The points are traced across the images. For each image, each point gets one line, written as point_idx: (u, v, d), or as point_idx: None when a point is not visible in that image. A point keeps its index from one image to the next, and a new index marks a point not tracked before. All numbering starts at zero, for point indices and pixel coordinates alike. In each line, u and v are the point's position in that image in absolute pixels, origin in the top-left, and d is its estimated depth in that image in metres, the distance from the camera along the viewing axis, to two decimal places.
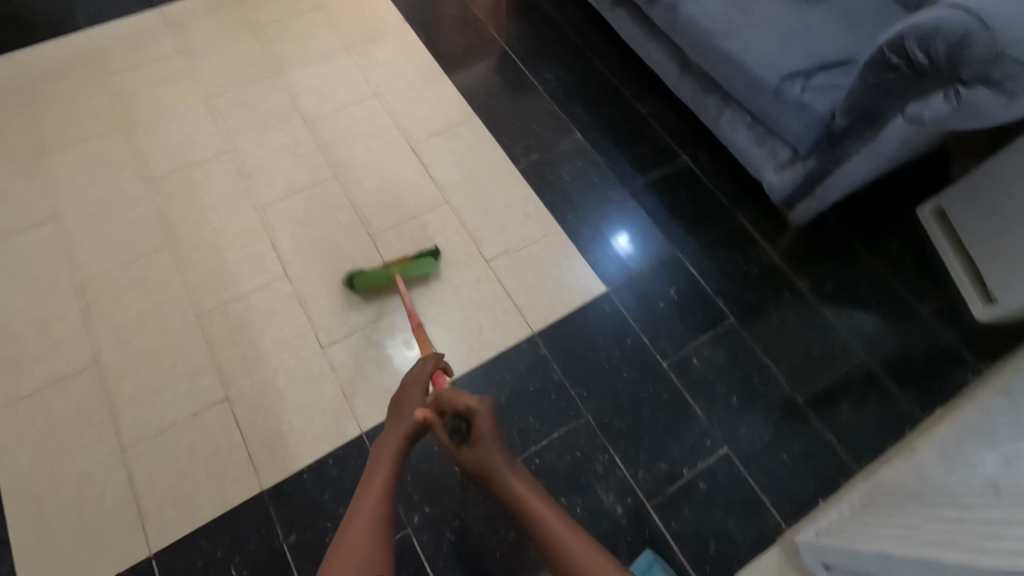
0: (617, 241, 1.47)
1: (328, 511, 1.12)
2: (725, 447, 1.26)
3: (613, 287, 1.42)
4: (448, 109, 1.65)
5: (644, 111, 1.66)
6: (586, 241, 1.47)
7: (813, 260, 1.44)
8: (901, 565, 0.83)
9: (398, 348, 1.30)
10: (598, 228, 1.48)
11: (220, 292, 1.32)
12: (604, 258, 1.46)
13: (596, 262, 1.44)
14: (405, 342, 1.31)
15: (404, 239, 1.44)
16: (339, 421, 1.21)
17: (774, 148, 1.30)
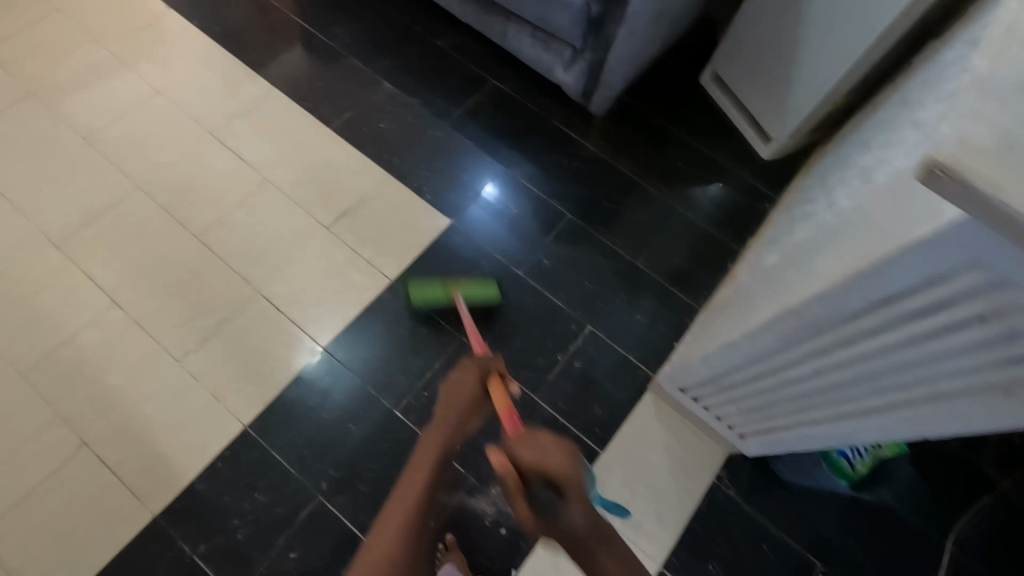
0: (482, 192, 1.51)
1: (230, 510, 1.13)
2: (588, 325, 1.38)
3: (480, 230, 1.46)
4: (242, 88, 1.58)
5: (442, 44, 1.69)
6: (446, 195, 1.50)
7: (626, 142, 1.60)
8: (715, 356, 0.97)
9: (305, 363, 1.27)
10: (462, 186, 1.50)
11: (42, 343, 1.23)
12: (472, 207, 1.49)
13: (468, 217, 1.47)
14: (308, 351, 1.29)
15: (231, 229, 1.39)
16: (216, 424, 1.20)
17: (557, 50, 1.41)
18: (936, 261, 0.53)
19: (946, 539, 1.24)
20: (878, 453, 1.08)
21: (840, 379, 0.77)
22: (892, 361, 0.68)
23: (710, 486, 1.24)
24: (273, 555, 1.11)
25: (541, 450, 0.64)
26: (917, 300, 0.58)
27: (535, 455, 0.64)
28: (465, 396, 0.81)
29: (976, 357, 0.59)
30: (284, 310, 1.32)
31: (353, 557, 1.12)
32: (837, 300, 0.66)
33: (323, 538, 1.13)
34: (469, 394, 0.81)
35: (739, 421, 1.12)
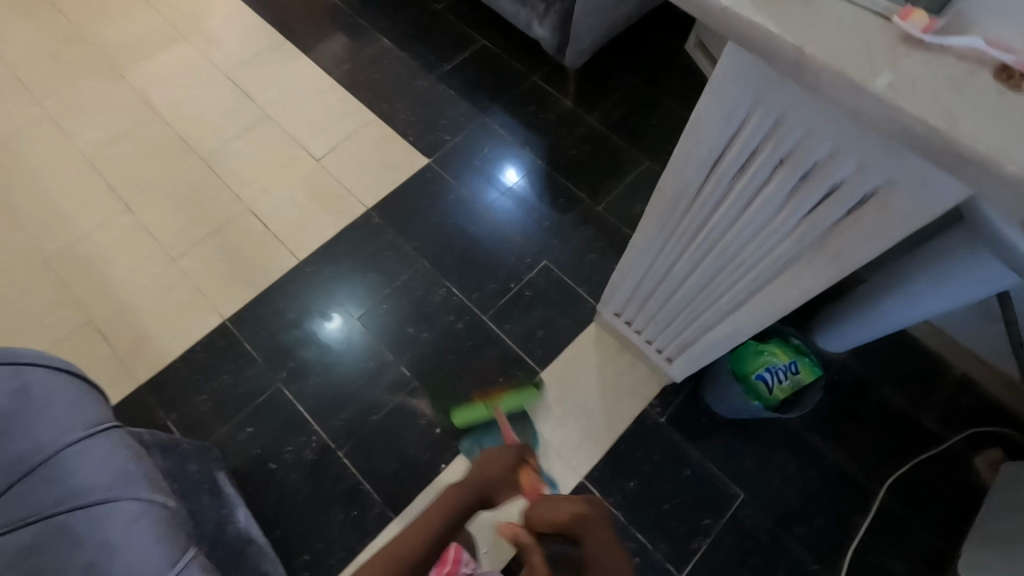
0: (503, 177, 1.56)
1: (200, 386, 1.29)
2: (542, 260, 1.46)
3: (496, 217, 1.51)
4: (258, 39, 1.77)
5: (439, 8, 1.82)
6: (466, 191, 1.54)
7: (600, 97, 1.67)
8: (626, 263, 1.02)
9: (318, 325, 1.36)
10: (485, 172, 1.57)
11: (64, 238, 1.44)
12: (490, 189, 1.55)
13: (484, 198, 1.53)
14: (321, 316, 1.38)
15: (232, 157, 1.56)
16: (198, 315, 1.36)
17: (533, 5, 1.51)
18: (731, 105, 0.60)
19: (879, 487, 1.23)
20: (798, 379, 1.11)
21: (710, 266, 0.83)
22: (737, 234, 0.73)
23: (641, 411, 1.29)
24: (232, 426, 1.25)
25: (553, 509, 0.72)
26: (732, 156, 0.64)
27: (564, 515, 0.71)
28: (500, 470, 0.81)
29: (788, 209, 0.64)
30: (268, 226, 1.48)
31: (300, 437, 1.25)
32: (682, 172, 0.72)
33: (276, 418, 1.27)
34: (503, 477, 0.81)
35: (662, 341, 1.17)
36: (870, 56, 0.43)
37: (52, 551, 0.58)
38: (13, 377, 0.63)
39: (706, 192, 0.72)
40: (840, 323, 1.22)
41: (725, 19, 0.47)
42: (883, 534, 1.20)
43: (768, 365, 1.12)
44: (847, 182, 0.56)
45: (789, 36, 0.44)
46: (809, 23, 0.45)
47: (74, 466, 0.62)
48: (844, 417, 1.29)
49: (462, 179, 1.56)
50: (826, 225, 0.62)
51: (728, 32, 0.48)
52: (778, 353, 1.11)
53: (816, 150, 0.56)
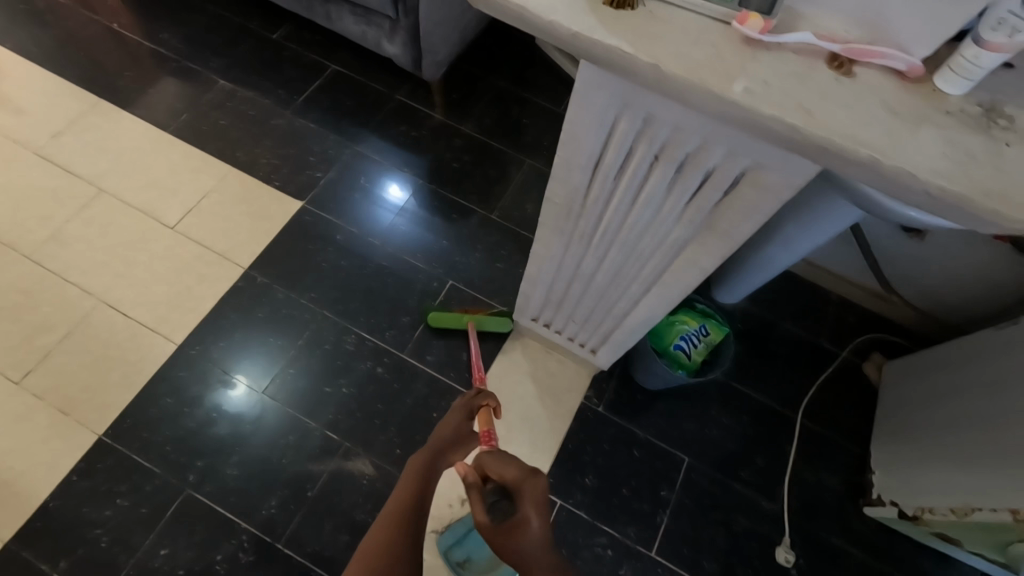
0: (390, 195, 1.51)
1: (91, 520, 1.10)
2: (449, 281, 1.42)
3: (394, 241, 1.45)
4: (66, 103, 1.52)
5: (278, 38, 1.69)
6: (351, 229, 1.45)
7: (467, 105, 1.65)
8: (532, 273, 1.02)
9: (224, 395, 1.23)
10: (372, 190, 1.50)
11: None
12: (377, 209, 1.48)
13: (375, 219, 1.47)
14: (224, 380, 1.25)
15: (66, 246, 1.34)
16: (68, 438, 1.16)
17: (378, 23, 1.45)
18: (599, 113, 0.60)
19: (796, 413, 1.36)
20: (710, 340, 1.17)
21: (614, 261, 0.84)
22: (632, 229, 0.75)
23: (580, 406, 1.31)
24: (142, 554, 1.09)
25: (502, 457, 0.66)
26: (611, 159, 0.65)
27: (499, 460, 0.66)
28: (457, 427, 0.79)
29: (673, 200, 0.66)
30: (133, 314, 1.29)
31: (229, 540, 1.12)
32: (567, 181, 0.72)
33: (196, 527, 1.12)
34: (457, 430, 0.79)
35: (584, 336, 1.19)
36: (711, 62, 0.48)
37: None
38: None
39: (594, 195, 0.72)
40: (733, 276, 1.31)
41: (579, 41, 0.49)
42: (809, 453, 1.32)
43: (682, 334, 1.17)
44: (719, 167, 0.59)
45: (639, 52, 0.48)
46: (652, 35, 0.49)
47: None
48: (755, 358, 1.40)
49: (350, 202, 1.48)
50: (710, 208, 0.65)
51: (581, 53, 0.51)
52: (688, 321, 1.17)
53: (686, 145, 0.58)
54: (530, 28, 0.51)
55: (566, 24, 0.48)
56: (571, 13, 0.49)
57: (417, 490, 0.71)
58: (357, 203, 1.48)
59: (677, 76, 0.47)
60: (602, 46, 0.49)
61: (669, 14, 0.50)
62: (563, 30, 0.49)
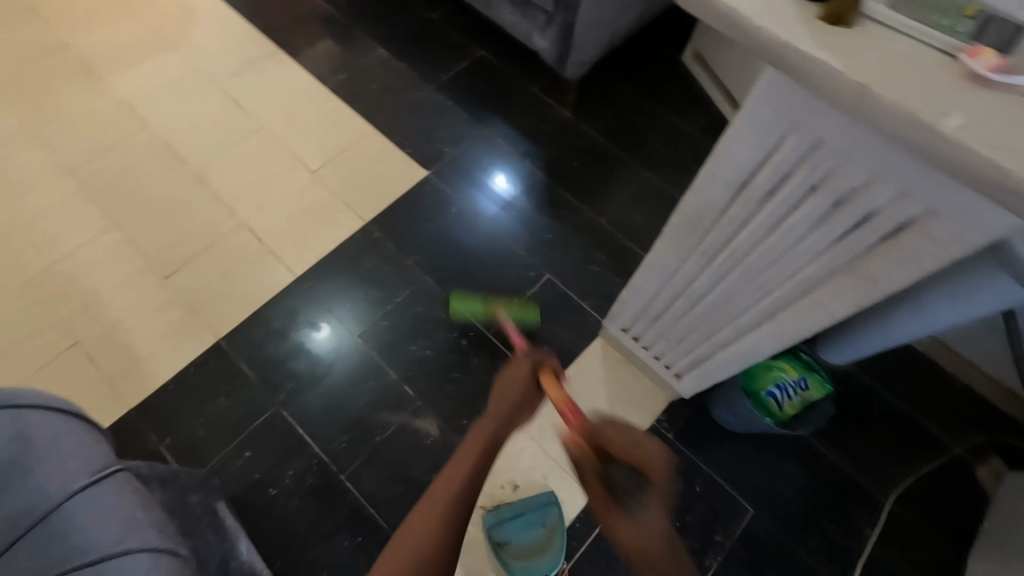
0: (495, 184, 1.55)
1: (195, 410, 1.24)
2: (545, 274, 1.44)
3: (495, 228, 1.49)
4: (248, 48, 1.72)
5: (436, 17, 1.80)
6: (462, 205, 1.51)
7: (598, 109, 1.66)
8: (637, 282, 1.01)
9: (306, 335, 1.33)
10: (478, 179, 1.55)
11: (48, 256, 1.38)
12: (479, 198, 1.53)
13: (478, 208, 1.51)
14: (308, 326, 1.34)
15: (224, 170, 1.52)
16: (192, 335, 1.32)
17: (533, 16, 1.50)
18: (764, 129, 0.59)
19: (887, 498, 1.24)
20: (807, 395, 1.11)
21: (731, 286, 0.82)
22: (763, 257, 0.73)
23: (649, 427, 1.28)
24: (230, 451, 1.21)
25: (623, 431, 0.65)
26: (762, 179, 0.64)
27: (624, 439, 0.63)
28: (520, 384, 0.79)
29: (819, 234, 0.63)
30: (264, 241, 1.43)
31: (301, 460, 1.22)
32: (706, 194, 0.71)
33: (276, 440, 1.23)
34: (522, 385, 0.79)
35: (672, 357, 1.16)
36: (918, 92, 0.46)
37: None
38: (12, 423, 0.60)
39: (731, 213, 0.71)
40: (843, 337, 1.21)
41: (775, 50, 0.49)
42: (892, 544, 1.20)
43: (778, 382, 1.12)
44: (885, 209, 0.56)
45: (843, 68, 0.46)
46: (859, 55, 0.47)
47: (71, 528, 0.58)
48: (850, 427, 1.29)
49: (456, 189, 1.54)
50: (859, 249, 0.62)
51: (771, 63, 0.50)
52: (788, 370, 1.11)
53: (852, 178, 0.56)
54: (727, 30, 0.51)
55: (767, 31, 0.48)
56: (775, 21, 0.49)
57: (476, 467, 0.71)
58: (463, 191, 1.53)
59: (879, 99, 0.45)
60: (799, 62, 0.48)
61: (880, 37, 0.49)
62: (762, 37, 0.49)
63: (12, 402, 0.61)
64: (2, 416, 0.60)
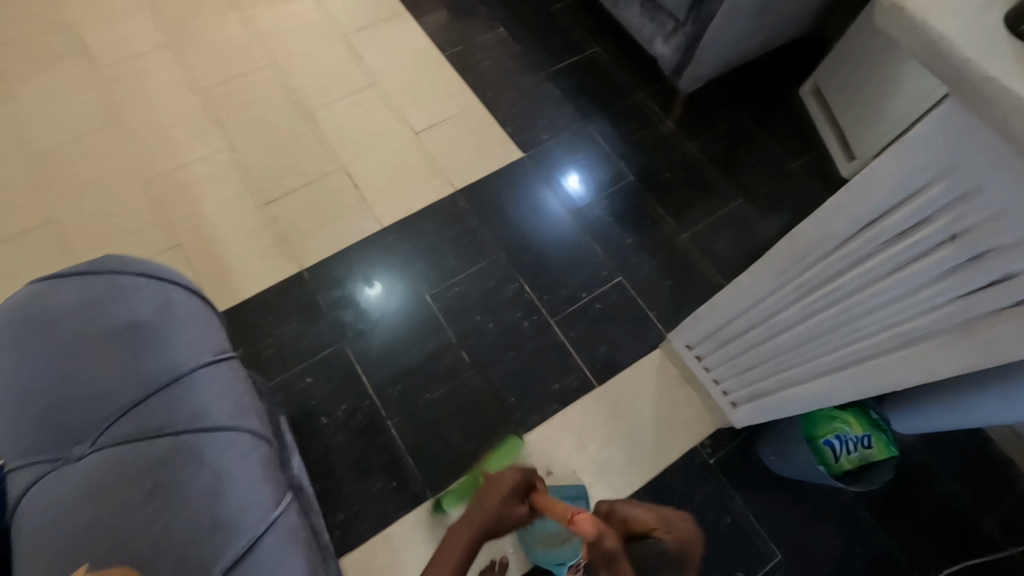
0: (567, 182, 1.56)
1: (269, 329, 1.33)
2: (617, 277, 1.45)
3: (569, 221, 1.51)
4: (379, 5, 1.79)
5: (561, 9, 1.82)
6: (545, 195, 1.54)
7: (702, 126, 1.65)
8: (719, 300, 1.01)
9: (360, 290, 1.38)
10: (556, 172, 1.57)
11: (169, 161, 1.50)
12: (550, 192, 1.54)
13: (547, 203, 1.53)
14: (366, 279, 1.40)
15: (337, 116, 1.60)
16: (280, 260, 1.40)
17: (660, 22, 1.50)
18: (914, 168, 0.58)
19: None
20: (867, 454, 1.07)
21: (822, 323, 0.81)
22: (868, 299, 0.71)
23: (691, 449, 1.27)
24: (293, 374, 1.29)
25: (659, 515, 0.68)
26: (896, 219, 0.62)
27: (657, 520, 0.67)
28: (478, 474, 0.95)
29: (942, 286, 0.62)
30: (360, 189, 1.51)
31: (355, 397, 1.28)
32: (828, 223, 0.70)
33: (336, 374, 1.30)
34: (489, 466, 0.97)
35: (732, 385, 1.15)
36: None
37: (177, 468, 0.60)
38: (160, 294, 0.70)
39: (849, 248, 0.70)
40: (921, 407, 1.14)
41: (976, 85, 0.47)
42: None
43: (838, 433, 1.08)
44: None
45: None
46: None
47: (198, 391, 0.65)
48: (899, 501, 1.24)
49: (534, 177, 1.56)
50: (986, 310, 0.60)
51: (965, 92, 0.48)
52: (852, 424, 1.08)
53: (998, 236, 0.54)
54: (926, 55, 0.50)
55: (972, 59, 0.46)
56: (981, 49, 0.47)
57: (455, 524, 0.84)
58: (541, 179, 1.55)
59: None
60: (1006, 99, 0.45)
61: None
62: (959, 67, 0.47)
63: (163, 279, 0.72)
64: (153, 287, 0.70)
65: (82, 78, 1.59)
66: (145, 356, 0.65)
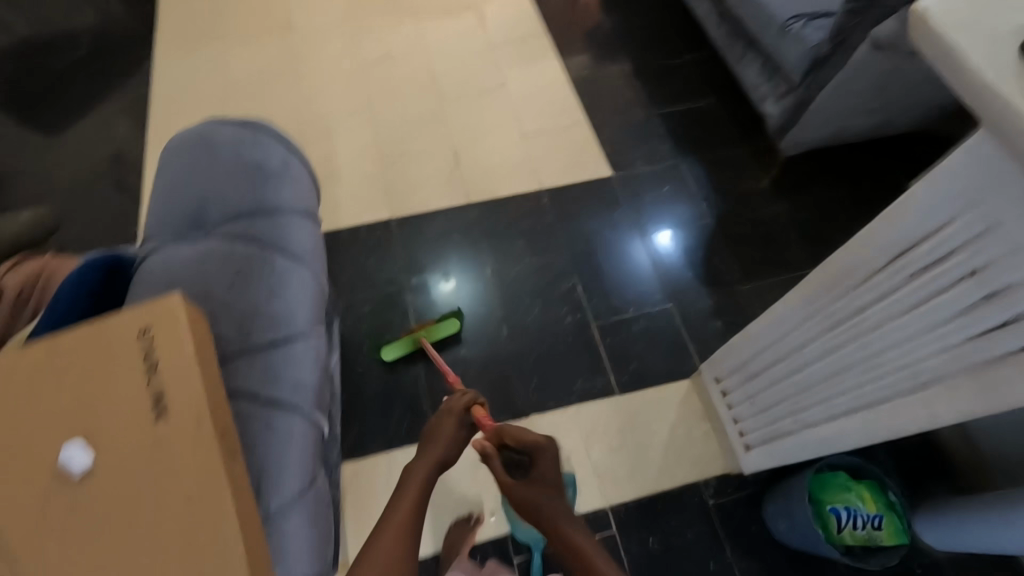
0: (659, 241, 1.58)
1: (349, 258, 1.52)
2: (668, 303, 1.49)
3: (639, 245, 1.57)
4: (526, 23, 2.01)
5: (687, 60, 1.94)
6: (637, 246, 1.57)
7: (796, 191, 1.66)
8: (750, 331, 1.02)
9: (439, 287, 1.49)
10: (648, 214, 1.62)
11: (318, 107, 1.78)
12: (642, 248, 1.57)
13: (630, 251, 1.56)
14: (443, 275, 1.51)
15: (461, 104, 1.82)
16: (376, 206, 1.61)
17: (776, 83, 1.56)
18: (943, 201, 0.60)
19: None
20: (875, 536, 1.02)
21: (841, 360, 0.81)
22: (887, 336, 0.72)
23: (694, 483, 1.26)
24: (357, 299, 1.46)
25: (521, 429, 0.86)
26: (922, 252, 0.65)
27: (518, 433, 0.85)
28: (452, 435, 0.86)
29: (959, 324, 0.63)
30: (460, 167, 1.69)
31: (400, 334, 1.42)
32: (859, 253, 0.73)
33: (391, 310, 1.45)
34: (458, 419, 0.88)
35: (749, 426, 1.13)
36: None
37: None
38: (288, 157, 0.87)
39: (876, 280, 0.72)
40: (976, 524, 1.00)
41: (1000, 106, 0.51)
42: None
43: (848, 505, 1.04)
44: None
45: None
46: None
47: (287, 230, 0.73)
48: None
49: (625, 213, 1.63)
50: (995, 352, 0.60)
51: (988, 116, 0.53)
52: (866, 500, 1.04)
53: (1015, 272, 0.56)
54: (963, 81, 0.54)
55: (990, 79, 0.51)
56: (997, 67, 0.52)
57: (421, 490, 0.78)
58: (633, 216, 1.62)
59: None
60: (1021, 123, 0.49)
61: None
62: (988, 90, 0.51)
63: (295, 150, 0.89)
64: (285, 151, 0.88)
65: (274, 28, 1.92)
66: (257, 189, 0.74)
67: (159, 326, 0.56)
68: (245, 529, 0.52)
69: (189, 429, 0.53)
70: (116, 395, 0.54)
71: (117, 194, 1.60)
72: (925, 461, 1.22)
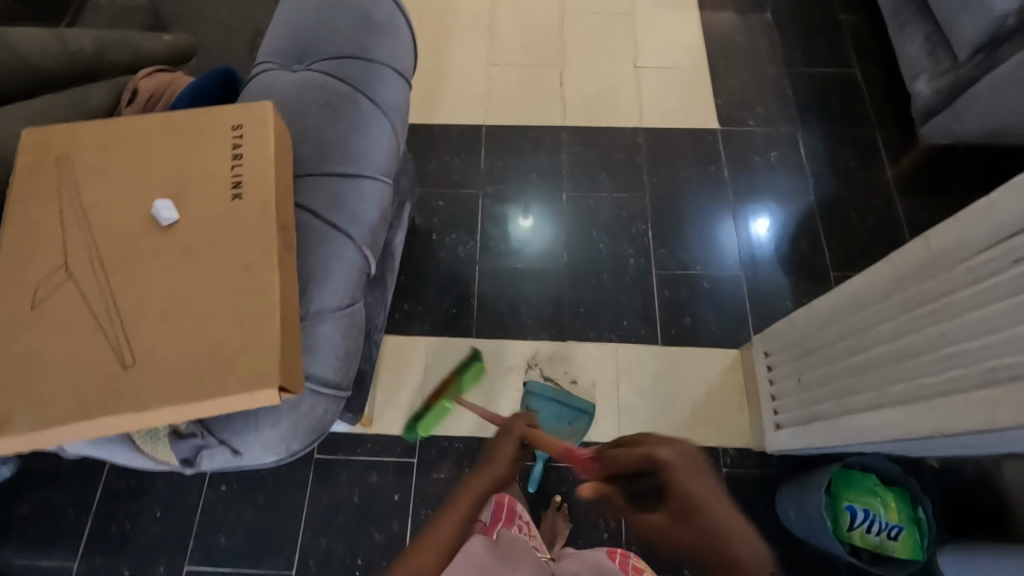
0: (758, 232, 1.45)
1: (436, 152, 1.56)
2: (739, 271, 1.41)
3: (726, 208, 1.48)
4: None
5: (842, 20, 1.73)
6: (728, 225, 1.46)
7: (925, 189, 1.47)
8: (818, 305, 0.96)
9: (517, 223, 1.46)
10: (749, 187, 1.51)
11: (440, 1, 1.78)
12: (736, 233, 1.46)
13: (722, 233, 1.45)
14: (522, 211, 1.48)
15: (580, 26, 1.75)
16: (473, 110, 1.62)
17: (939, 57, 1.37)
18: None
19: None
20: (887, 544, 0.98)
21: (907, 345, 0.75)
22: (969, 324, 0.66)
23: (712, 447, 1.24)
24: (434, 193, 1.51)
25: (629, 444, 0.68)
26: None
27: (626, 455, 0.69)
28: None
29: None
30: (564, 89, 1.65)
31: (466, 235, 1.45)
32: (971, 228, 0.67)
33: (462, 210, 1.48)
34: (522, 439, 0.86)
35: (786, 405, 1.09)
36: None
37: None
38: None
39: (978, 261, 0.66)
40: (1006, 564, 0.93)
41: None
42: None
43: (868, 508, 0.99)
44: None
45: None
46: None
47: (378, 79, 0.76)
48: None
49: (726, 189, 1.51)
50: None
51: None
52: (888, 508, 0.99)
53: None
54: None
55: None
56: None
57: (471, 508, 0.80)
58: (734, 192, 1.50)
59: None
60: None
61: None
62: None
63: None
64: None
65: None
66: (361, 35, 0.78)
67: (252, 124, 0.63)
68: (288, 313, 0.58)
69: (255, 211, 0.60)
70: (205, 170, 0.61)
71: (240, 39, 1.66)
72: (975, 498, 1.12)
